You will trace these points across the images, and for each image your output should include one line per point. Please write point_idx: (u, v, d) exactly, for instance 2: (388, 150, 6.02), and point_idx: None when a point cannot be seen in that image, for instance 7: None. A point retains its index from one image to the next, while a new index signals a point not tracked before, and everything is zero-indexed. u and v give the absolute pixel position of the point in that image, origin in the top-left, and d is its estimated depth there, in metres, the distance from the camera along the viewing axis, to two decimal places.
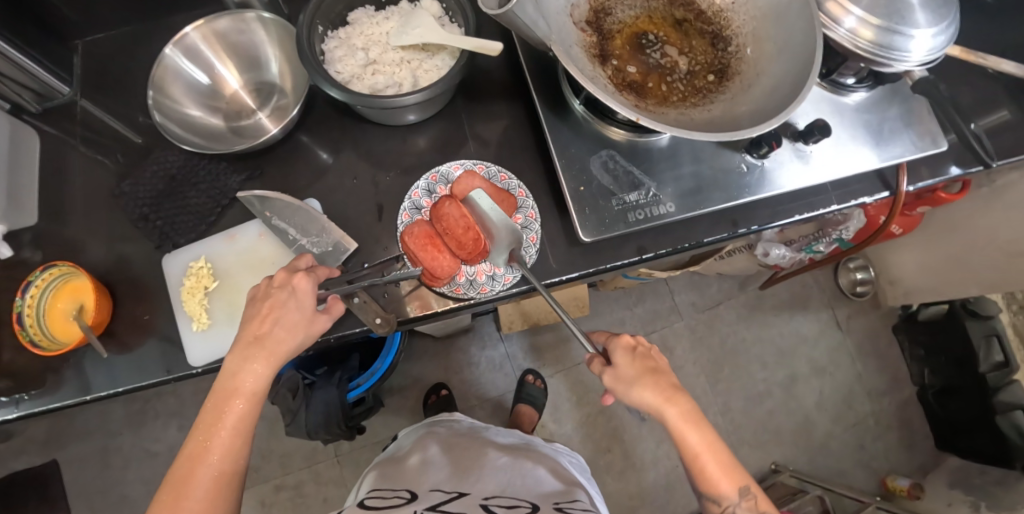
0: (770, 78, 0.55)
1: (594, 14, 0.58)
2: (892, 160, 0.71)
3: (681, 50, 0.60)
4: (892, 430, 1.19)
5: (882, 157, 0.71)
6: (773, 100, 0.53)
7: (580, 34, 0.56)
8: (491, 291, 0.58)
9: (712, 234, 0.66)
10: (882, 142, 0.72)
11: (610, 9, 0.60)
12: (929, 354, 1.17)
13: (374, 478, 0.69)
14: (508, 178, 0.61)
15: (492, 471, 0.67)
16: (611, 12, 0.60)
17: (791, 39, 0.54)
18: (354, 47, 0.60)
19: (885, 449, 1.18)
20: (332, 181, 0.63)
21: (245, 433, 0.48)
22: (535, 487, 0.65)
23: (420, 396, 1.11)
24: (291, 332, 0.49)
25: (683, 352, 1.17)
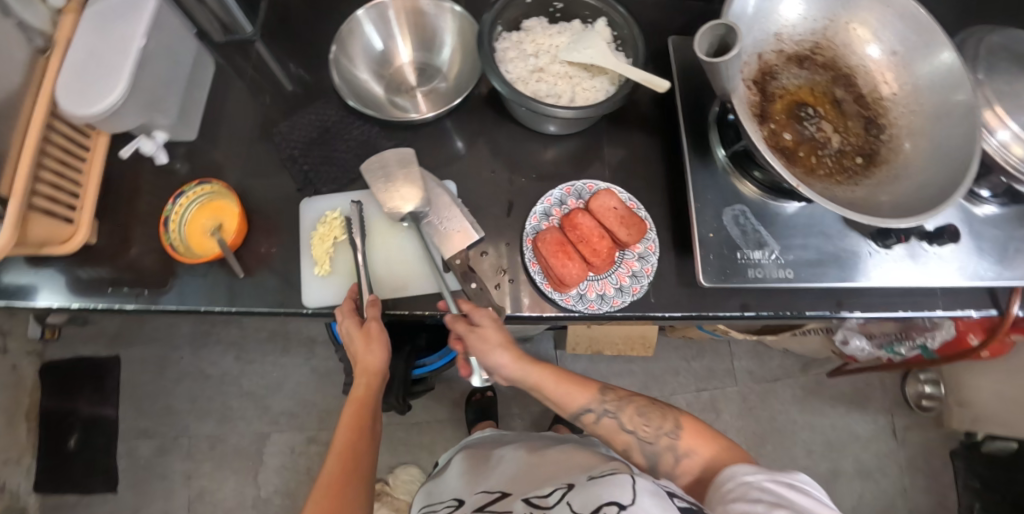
0: (923, 176, 0.55)
1: (760, 75, 0.61)
2: (1016, 282, 0.69)
3: (836, 127, 0.61)
4: None
5: (1006, 277, 0.69)
6: (922, 197, 0.53)
7: (746, 91, 0.58)
8: (597, 310, 0.59)
9: (815, 309, 0.66)
10: (1008, 261, 0.70)
11: (776, 74, 0.62)
12: (986, 488, 1.12)
13: (422, 499, 0.70)
14: (637, 208, 0.63)
15: (527, 470, 0.64)
16: (776, 77, 0.62)
17: (950, 143, 0.54)
18: (525, 52, 0.65)
19: None
20: (468, 169, 0.67)
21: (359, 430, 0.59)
22: (578, 467, 0.60)
23: (463, 389, 1.13)
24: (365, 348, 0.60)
25: (729, 418, 1.15)
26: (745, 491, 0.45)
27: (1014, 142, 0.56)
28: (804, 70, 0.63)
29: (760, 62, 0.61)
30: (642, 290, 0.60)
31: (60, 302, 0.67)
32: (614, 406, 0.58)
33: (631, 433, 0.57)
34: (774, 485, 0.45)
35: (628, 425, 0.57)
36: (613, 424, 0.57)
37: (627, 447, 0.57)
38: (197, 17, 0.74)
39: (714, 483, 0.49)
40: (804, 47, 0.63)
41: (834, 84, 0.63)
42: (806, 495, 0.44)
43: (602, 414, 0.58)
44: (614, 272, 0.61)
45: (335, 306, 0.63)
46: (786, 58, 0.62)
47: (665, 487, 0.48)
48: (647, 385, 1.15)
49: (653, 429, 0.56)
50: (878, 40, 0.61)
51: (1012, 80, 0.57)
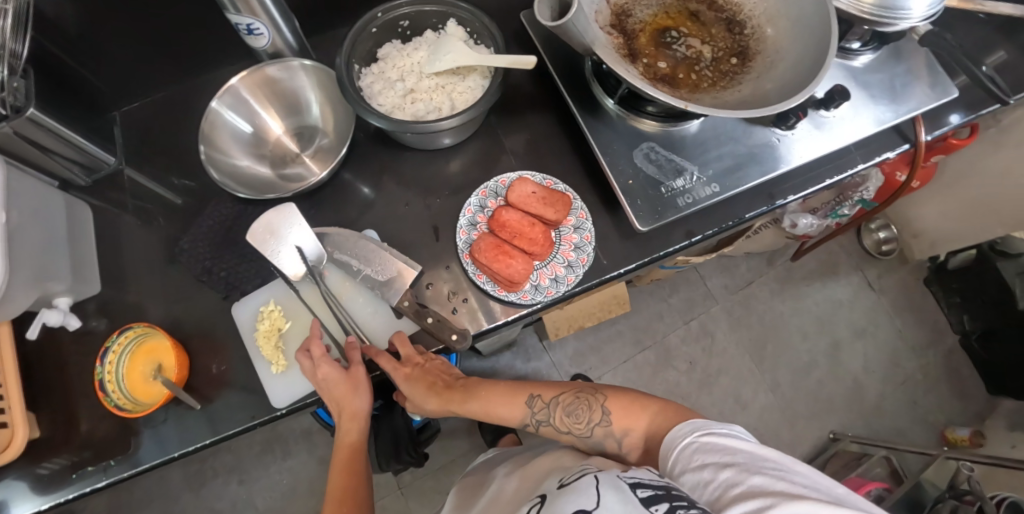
0: (793, 56, 0.57)
1: (616, 18, 0.62)
2: (911, 113, 0.73)
3: (702, 39, 0.63)
4: (941, 381, 1.20)
5: (902, 113, 0.73)
6: (797, 75, 0.55)
7: (608, 37, 0.59)
8: (557, 293, 0.59)
9: (753, 209, 0.68)
10: (898, 97, 0.74)
11: (630, 11, 0.63)
12: (965, 299, 1.18)
13: None
14: (554, 183, 0.63)
15: (507, 488, 0.64)
16: (631, 14, 0.63)
17: (804, 14, 0.57)
18: (391, 79, 0.64)
19: (938, 401, 1.18)
20: (383, 211, 0.66)
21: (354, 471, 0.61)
22: (550, 469, 0.60)
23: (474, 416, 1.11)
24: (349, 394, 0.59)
25: (725, 336, 1.18)
26: (687, 455, 0.48)
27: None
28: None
29: (610, 6, 0.62)
30: (590, 258, 0.61)
31: (27, 509, 0.62)
32: (545, 414, 0.60)
33: (565, 431, 0.59)
34: (710, 439, 0.48)
35: (563, 426, 0.59)
36: (550, 427, 0.60)
37: (573, 443, 0.60)
38: (52, 169, 0.69)
39: (660, 454, 0.51)
40: None
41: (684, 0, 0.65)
42: (737, 437, 0.47)
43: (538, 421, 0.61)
44: (558, 252, 0.60)
45: (306, 396, 0.61)
46: None
47: (627, 475, 0.49)
48: (639, 338, 1.17)
49: (584, 423, 0.58)
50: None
51: None
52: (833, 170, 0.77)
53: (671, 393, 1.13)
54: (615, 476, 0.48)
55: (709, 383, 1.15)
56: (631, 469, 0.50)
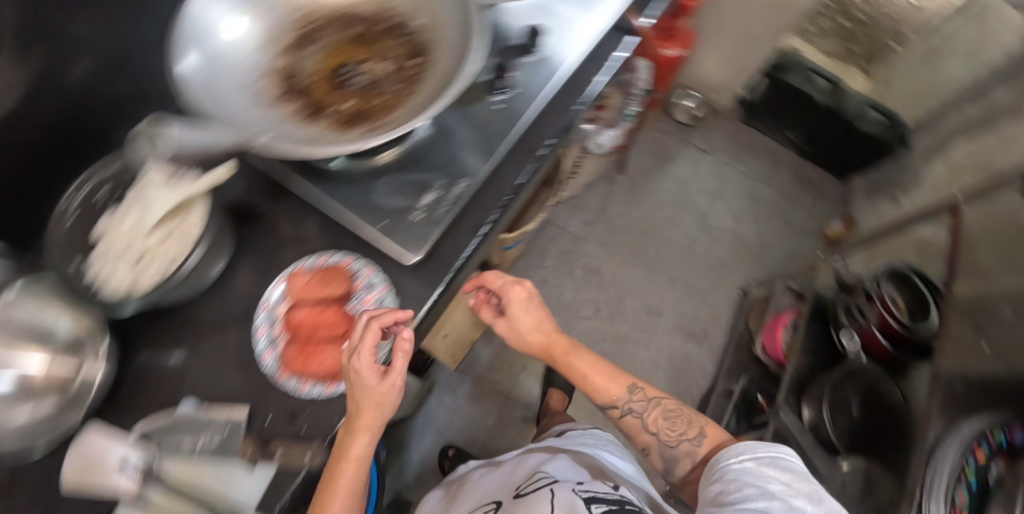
0: (455, 42, 0.55)
1: (279, 83, 0.55)
2: (621, 3, 0.71)
3: (378, 56, 0.58)
4: (791, 193, 1.36)
5: (603, 16, 0.70)
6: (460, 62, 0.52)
7: (278, 110, 0.53)
8: (378, 360, 0.57)
9: (523, 171, 0.64)
10: None
11: (290, 69, 0.55)
12: (778, 119, 1.37)
13: None
14: (329, 256, 0.60)
15: (481, 486, 0.76)
16: (294, 72, 0.56)
17: None
18: (108, 255, 0.52)
19: (797, 211, 1.34)
20: (160, 388, 0.55)
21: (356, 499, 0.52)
22: (515, 479, 0.73)
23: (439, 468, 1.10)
24: (375, 417, 0.52)
25: (609, 265, 1.22)
26: (727, 465, 0.52)
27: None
28: (310, 44, 0.58)
29: (271, 72, 0.55)
30: (395, 303, 0.59)
31: None
32: (642, 406, 0.66)
33: (655, 437, 0.64)
34: (753, 463, 0.51)
35: (651, 426, 0.65)
36: (638, 421, 0.65)
37: (648, 444, 0.66)
38: None
39: (711, 466, 0.55)
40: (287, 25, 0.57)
41: (342, 28, 0.59)
42: (783, 467, 0.50)
43: (625, 410, 0.66)
44: (363, 320, 0.56)
45: None
46: (284, 48, 0.56)
47: (582, 491, 0.61)
48: None
49: (682, 430, 0.63)
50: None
51: None
52: (577, 86, 0.69)
53: (594, 339, 1.17)
54: (571, 495, 0.60)
55: (620, 311, 1.19)
56: (587, 483, 0.64)
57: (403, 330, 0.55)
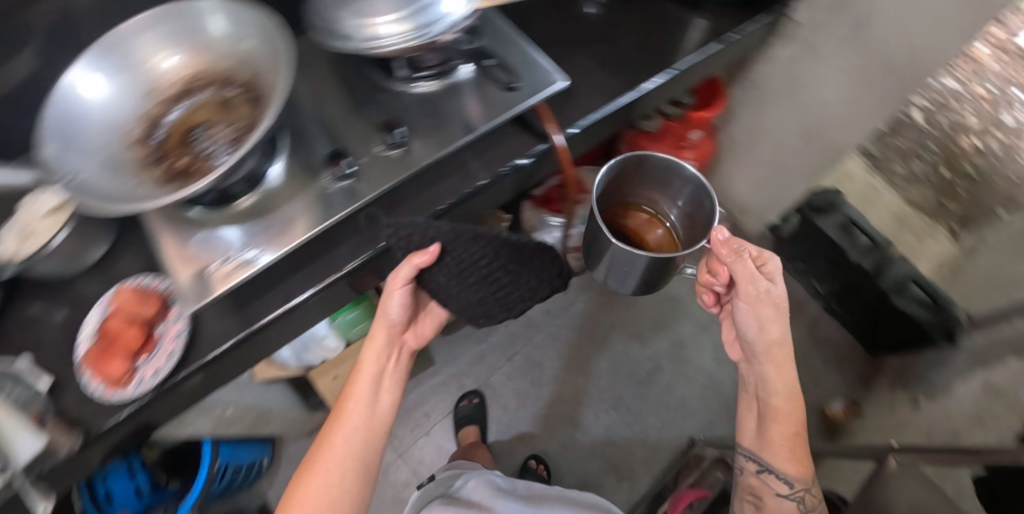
0: (272, 93, 0.57)
1: (149, 129, 0.61)
2: (512, 109, 0.66)
3: (224, 125, 0.62)
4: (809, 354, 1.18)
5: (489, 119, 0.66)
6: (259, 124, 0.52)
7: (127, 150, 0.59)
8: (151, 387, 0.61)
9: (355, 257, 0.65)
10: (497, 99, 0.68)
11: (161, 120, 0.62)
12: (809, 264, 1.20)
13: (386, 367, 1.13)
14: (160, 282, 0.67)
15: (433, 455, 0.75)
16: (162, 123, 0.62)
17: (281, 53, 0.58)
18: (121, 181, 0.56)
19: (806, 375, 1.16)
20: (39, 334, 0.71)
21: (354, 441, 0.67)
22: None
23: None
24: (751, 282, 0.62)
25: (553, 364, 1.14)
26: None
27: (398, 27, 0.61)
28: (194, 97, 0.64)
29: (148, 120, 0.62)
30: (183, 327, 0.63)
31: None
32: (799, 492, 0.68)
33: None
34: None
35: None
36: (794, 511, 0.68)
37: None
38: None
39: None
40: (179, 86, 0.64)
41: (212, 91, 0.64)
42: None
43: (791, 493, 0.68)
44: (160, 346, 0.63)
45: None
46: (168, 103, 0.63)
47: None
48: (466, 382, 1.12)
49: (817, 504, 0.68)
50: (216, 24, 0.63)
51: None
52: (450, 188, 0.68)
53: (499, 436, 1.09)
54: None
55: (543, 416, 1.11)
56: None
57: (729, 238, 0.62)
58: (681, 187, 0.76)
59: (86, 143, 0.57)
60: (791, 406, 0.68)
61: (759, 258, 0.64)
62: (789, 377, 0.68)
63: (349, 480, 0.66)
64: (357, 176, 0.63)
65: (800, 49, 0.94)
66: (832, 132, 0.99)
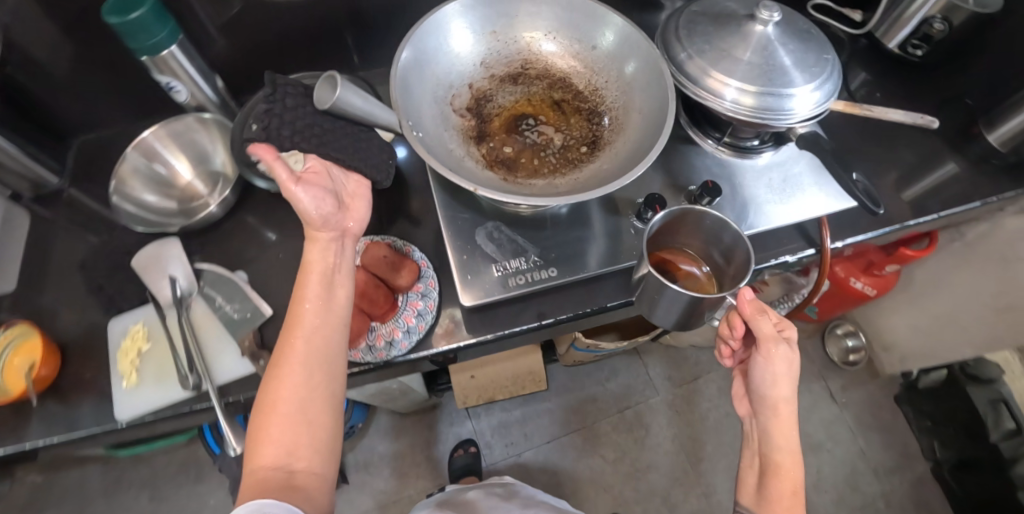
0: (637, 131, 0.60)
1: (474, 102, 0.66)
2: (810, 212, 0.66)
3: (557, 128, 0.65)
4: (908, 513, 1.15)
5: (779, 214, 0.66)
6: (640, 151, 0.56)
7: (457, 119, 0.63)
8: (388, 356, 0.60)
9: (615, 298, 0.62)
10: (797, 194, 0.67)
11: (490, 96, 0.67)
12: (937, 424, 1.17)
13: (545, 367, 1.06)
14: (412, 251, 0.66)
15: None
16: (491, 99, 0.67)
17: (650, 101, 0.61)
18: (450, 145, 0.60)
19: None
20: (267, 256, 0.71)
21: (311, 393, 0.50)
22: None
23: (399, 479, 1.09)
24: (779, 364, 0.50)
25: (661, 429, 1.15)
26: None
27: (744, 97, 0.60)
28: (518, 82, 0.68)
29: (471, 89, 0.67)
30: (437, 303, 0.63)
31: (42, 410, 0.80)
32: None
33: None
34: None
35: None
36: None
37: None
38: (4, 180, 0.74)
39: None
40: (514, 67, 0.69)
41: (548, 89, 0.69)
42: None
43: None
44: (400, 317, 0.62)
45: (161, 409, 0.61)
46: (498, 80, 0.68)
47: None
48: (574, 418, 1.15)
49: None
50: (562, 26, 0.68)
51: (708, 37, 0.63)
52: None
53: (593, 481, 1.10)
54: None
55: (638, 476, 1.11)
56: None
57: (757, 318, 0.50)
58: (721, 246, 0.56)
59: (426, 91, 0.61)
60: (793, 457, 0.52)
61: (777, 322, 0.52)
62: (794, 434, 0.53)
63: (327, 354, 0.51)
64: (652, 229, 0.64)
65: None
66: None
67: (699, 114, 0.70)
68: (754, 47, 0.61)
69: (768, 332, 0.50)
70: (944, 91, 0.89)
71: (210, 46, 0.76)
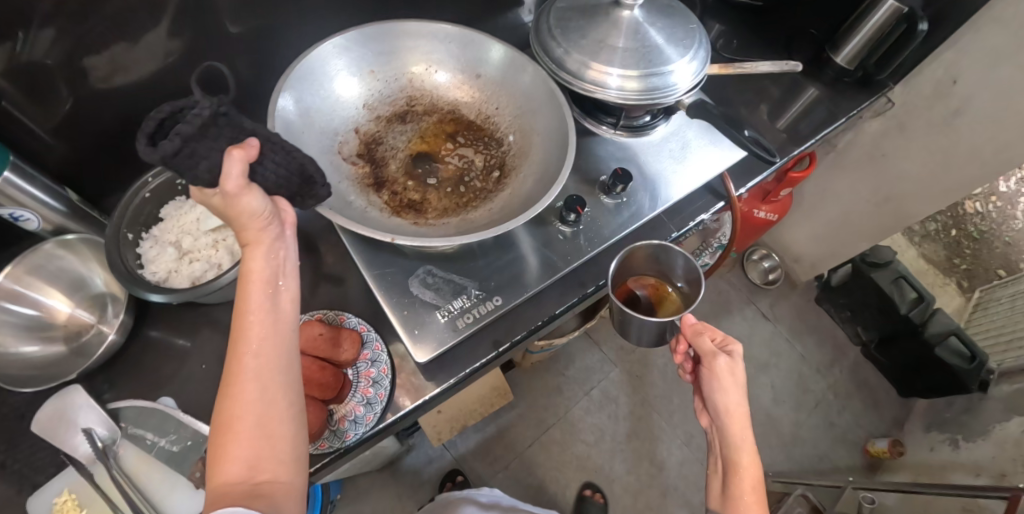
0: (545, 151, 0.63)
1: (365, 146, 0.66)
2: (713, 173, 0.70)
3: (459, 160, 0.67)
4: (851, 396, 1.29)
5: (687, 181, 0.69)
6: (546, 172, 0.61)
7: (350, 167, 0.63)
8: (357, 436, 0.57)
9: (563, 303, 0.64)
10: (697, 157, 0.71)
11: (381, 138, 0.67)
12: (856, 313, 1.31)
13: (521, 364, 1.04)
14: (347, 317, 0.63)
15: None
16: (383, 140, 0.67)
17: (552, 127, 0.64)
18: (347, 199, 0.59)
19: (851, 416, 1.27)
20: (188, 369, 0.65)
21: (274, 403, 0.41)
22: None
23: None
24: (724, 379, 0.55)
25: (629, 399, 1.19)
26: None
27: (630, 83, 0.62)
28: (407, 122, 0.69)
29: (360, 136, 0.67)
30: (391, 364, 0.60)
31: None
32: None
33: None
34: None
35: None
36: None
37: None
38: None
39: None
40: (400, 105, 0.70)
41: (439, 119, 0.70)
42: None
43: None
44: (356, 391, 0.59)
45: None
46: (387, 120, 0.69)
47: None
48: (548, 414, 1.17)
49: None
50: (445, 66, 0.70)
51: (582, 30, 0.64)
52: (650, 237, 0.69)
53: (582, 467, 1.14)
54: None
55: (621, 448, 1.16)
56: None
57: (703, 341, 0.56)
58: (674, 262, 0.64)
59: (310, 145, 0.60)
60: (750, 461, 0.56)
61: (717, 335, 0.58)
62: (750, 434, 0.57)
63: (279, 392, 0.41)
64: (581, 230, 0.65)
65: (890, 123, 1.02)
66: (907, 201, 1.08)
67: (589, 103, 0.71)
68: (626, 33, 0.63)
69: (712, 350, 0.56)
70: (792, 27, 0.99)
71: (47, 154, 0.66)
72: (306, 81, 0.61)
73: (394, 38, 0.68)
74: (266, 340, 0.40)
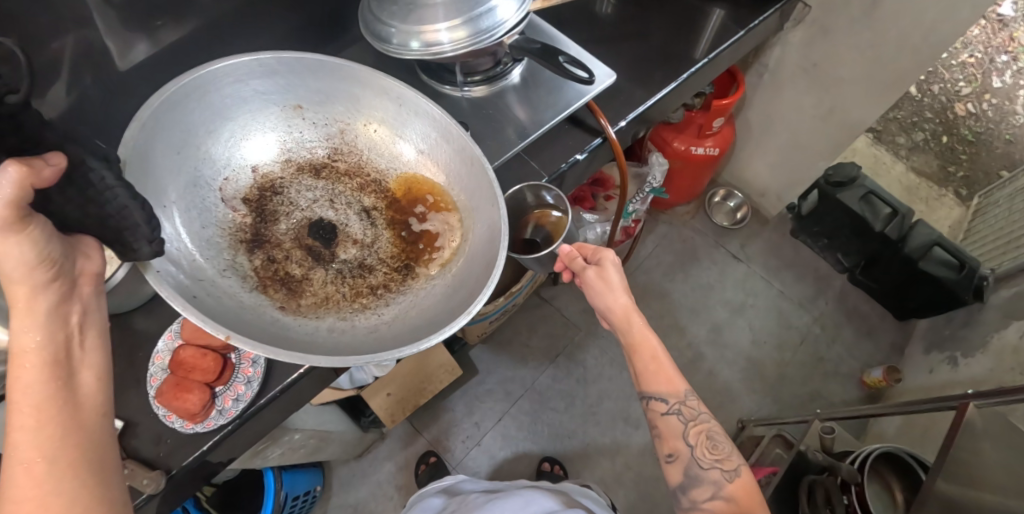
0: (466, 263, 0.54)
1: (259, 192, 0.58)
2: (569, 107, 0.68)
3: (367, 242, 0.58)
4: (839, 328, 1.22)
5: (547, 120, 0.68)
6: (454, 301, 0.51)
7: (225, 211, 0.55)
8: (239, 412, 0.61)
9: None
10: (554, 96, 0.70)
11: (280, 189, 0.59)
12: (833, 239, 1.22)
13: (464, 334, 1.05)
14: None
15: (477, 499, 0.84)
16: (281, 192, 0.59)
17: (479, 247, 0.54)
18: (206, 251, 0.51)
19: (841, 349, 1.20)
20: None
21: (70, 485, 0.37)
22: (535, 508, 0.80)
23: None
24: (595, 277, 0.59)
25: (596, 360, 1.18)
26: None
27: (457, 33, 0.61)
28: (320, 181, 0.60)
29: (257, 177, 0.58)
30: None
31: None
32: (686, 412, 0.59)
33: (691, 449, 0.58)
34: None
35: (673, 416, 0.59)
36: (680, 426, 0.59)
37: (682, 450, 0.58)
38: None
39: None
40: (319, 158, 0.61)
41: (359, 183, 0.61)
42: None
43: (670, 410, 0.59)
44: (238, 372, 0.63)
45: None
46: (298, 169, 0.60)
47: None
48: (515, 386, 1.17)
49: (728, 455, 0.57)
50: (408, 137, 0.61)
51: None
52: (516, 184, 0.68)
53: (555, 434, 1.13)
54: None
55: (593, 411, 1.14)
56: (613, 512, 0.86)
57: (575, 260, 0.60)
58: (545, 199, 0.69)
59: (183, 179, 0.53)
60: (642, 334, 0.59)
61: (588, 250, 0.61)
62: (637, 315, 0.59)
63: (75, 469, 0.37)
64: None
65: (812, 29, 0.95)
66: (852, 109, 1.00)
67: (436, 66, 0.71)
68: None
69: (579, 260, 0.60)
70: None
71: None
72: (210, 98, 0.54)
73: (340, 86, 0.59)
74: (47, 421, 0.36)
